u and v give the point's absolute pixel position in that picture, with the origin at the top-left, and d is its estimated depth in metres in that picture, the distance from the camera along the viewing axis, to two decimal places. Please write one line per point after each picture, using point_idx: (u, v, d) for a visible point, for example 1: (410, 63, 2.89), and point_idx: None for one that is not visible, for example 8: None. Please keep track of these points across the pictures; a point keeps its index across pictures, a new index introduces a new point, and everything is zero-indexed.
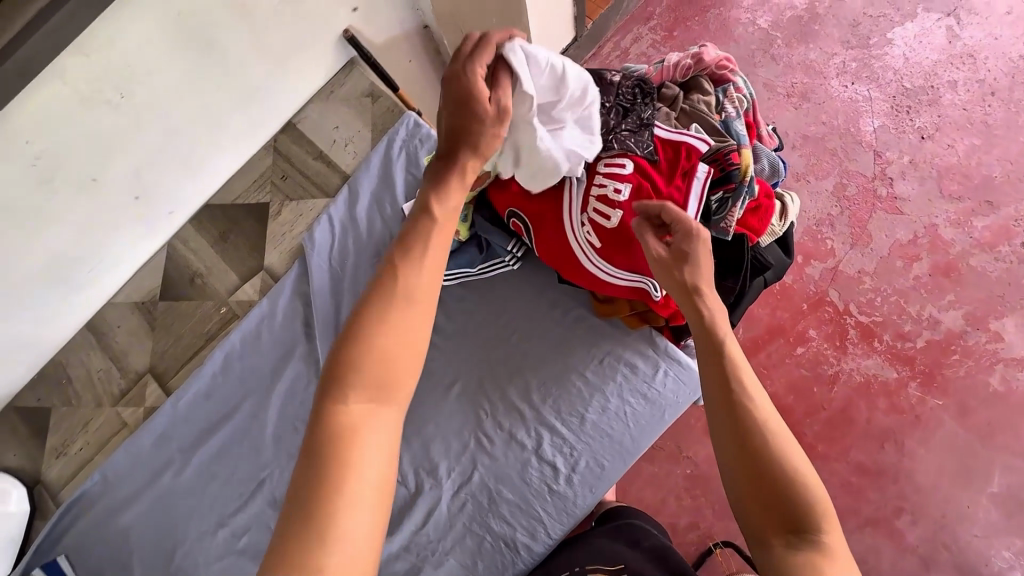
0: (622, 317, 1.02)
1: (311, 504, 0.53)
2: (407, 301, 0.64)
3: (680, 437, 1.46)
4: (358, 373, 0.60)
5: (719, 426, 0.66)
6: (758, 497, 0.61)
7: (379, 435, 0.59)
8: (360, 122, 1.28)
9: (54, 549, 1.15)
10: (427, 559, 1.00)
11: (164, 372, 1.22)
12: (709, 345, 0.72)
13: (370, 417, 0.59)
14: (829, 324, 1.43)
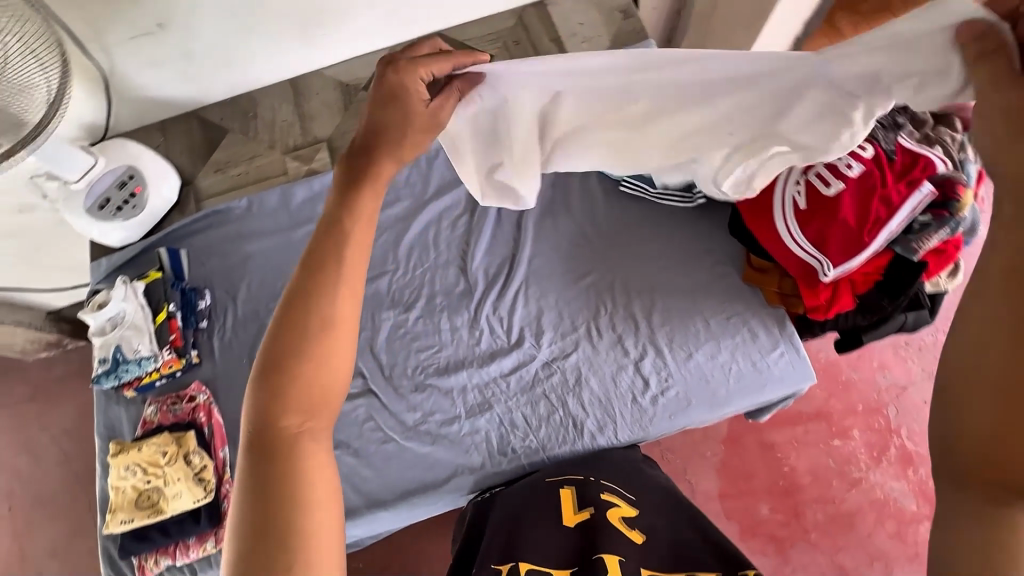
0: (765, 289, 1.09)
1: (267, 517, 0.51)
2: (320, 330, 0.58)
3: (692, 460, 1.55)
4: (288, 399, 0.56)
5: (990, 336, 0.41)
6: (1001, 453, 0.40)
7: (318, 465, 0.55)
8: (605, 30, 1.34)
9: (181, 243, 1.25)
10: (497, 402, 1.07)
11: (338, 148, 1.32)
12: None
13: (308, 423, 0.56)
14: (876, 433, 1.54)
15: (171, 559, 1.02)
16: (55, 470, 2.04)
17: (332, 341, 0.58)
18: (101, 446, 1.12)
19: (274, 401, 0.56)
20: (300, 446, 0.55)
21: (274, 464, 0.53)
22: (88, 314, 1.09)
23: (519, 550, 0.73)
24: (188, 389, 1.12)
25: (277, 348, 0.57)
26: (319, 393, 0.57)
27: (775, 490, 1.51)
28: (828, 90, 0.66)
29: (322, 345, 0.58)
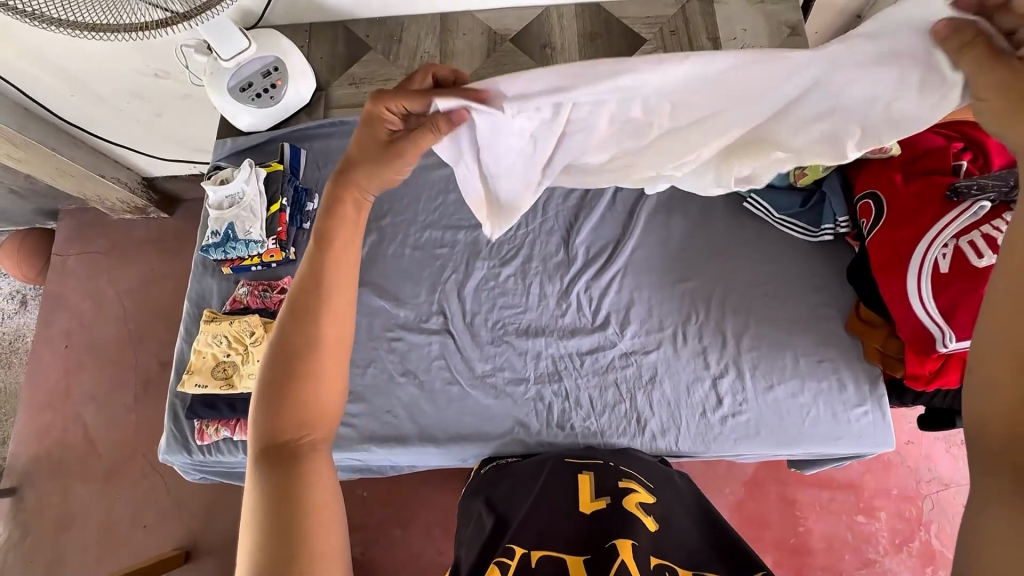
0: (866, 343, 1.04)
1: (272, 522, 0.54)
2: (322, 351, 0.61)
3: (713, 491, 1.53)
4: (289, 418, 0.59)
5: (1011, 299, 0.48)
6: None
7: (321, 478, 0.58)
8: (767, 41, 1.28)
9: (302, 144, 1.28)
10: (568, 377, 1.08)
11: None
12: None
13: (307, 439, 0.60)
14: (905, 522, 1.48)
15: (230, 431, 1.07)
16: (112, 323, 2.16)
17: (330, 364, 0.62)
18: (190, 311, 1.17)
19: (281, 419, 0.59)
20: (305, 458, 0.58)
21: (276, 473, 0.57)
22: (210, 186, 1.14)
23: (531, 535, 0.74)
24: (280, 281, 1.16)
25: (280, 366, 0.60)
26: (321, 411, 0.61)
27: (784, 547, 1.48)
28: (834, 106, 0.66)
29: (326, 360, 0.61)
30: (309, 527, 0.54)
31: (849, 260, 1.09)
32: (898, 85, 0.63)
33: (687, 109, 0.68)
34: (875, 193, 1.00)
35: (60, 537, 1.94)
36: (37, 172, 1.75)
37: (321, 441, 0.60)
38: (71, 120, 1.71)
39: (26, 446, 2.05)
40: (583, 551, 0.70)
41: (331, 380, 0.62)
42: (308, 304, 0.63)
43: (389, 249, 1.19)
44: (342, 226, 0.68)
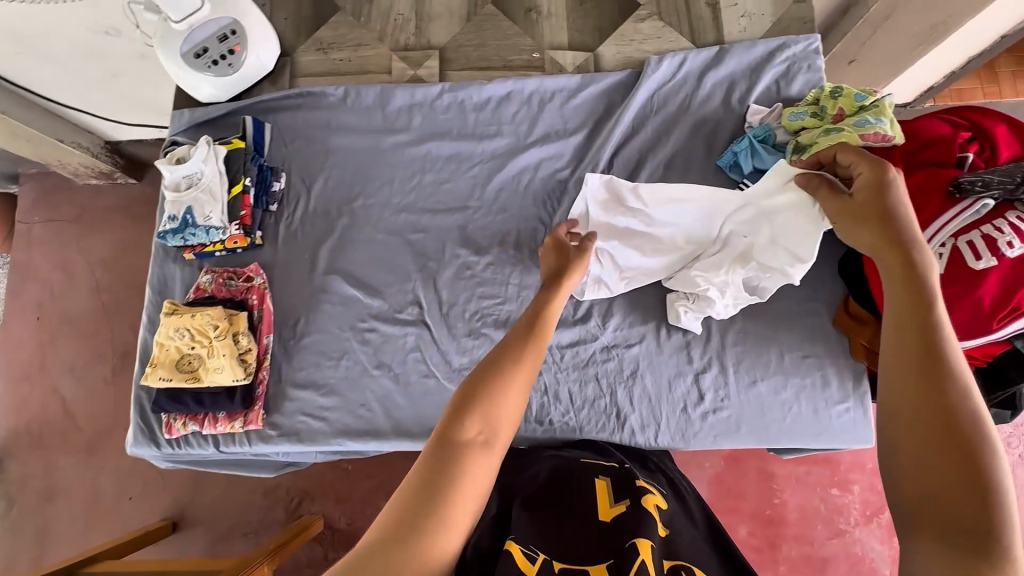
0: (852, 340, 1.01)
1: (432, 504, 0.54)
2: (512, 372, 0.67)
3: (692, 468, 1.55)
4: (474, 412, 0.62)
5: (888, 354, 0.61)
6: (929, 428, 0.53)
7: (473, 480, 0.57)
8: (771, 8, 1.18)
9: (265, 117, 1.19)
10: (546, 371, 1.05)
11: (451, 60, 1.20)
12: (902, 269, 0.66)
13: (483, 448, 0.60)
14: (876, 497, 1.51)
15: (198, 426, 1.04)
16: (84, 294, 2.09)
17: (511, 391, 0.65)
18: (152, 298, 1.11)
19: (459, 415, 0.61)
20: (468, 451, 0.59)
21: (445, 451, 0.58)
22: (165, 165, 1.05)
23: (551, 539, 0.70)
24: (246, 269, 1.10)
25: (482, 373, 0.67)
26: (499, 420, 0.62)
27: (759, 517, 1.52)
28: (758, 218, 1.00)
29: (513, 391, 0.66)
30: (445, 513, 0.54)
31: (842, 252, 1.04)
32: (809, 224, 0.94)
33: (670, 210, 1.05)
34: None
35: (47, 508, 1.94)
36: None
37: (491, 448, 0.60)
38: (20, 83, 1.58)
39: (5, 418, 2.02)
40: (605, 558, 0.66)
41: (511, 409, 0.64)
42: (521, 340, 0.73)
43: (362, 233, 1.12)
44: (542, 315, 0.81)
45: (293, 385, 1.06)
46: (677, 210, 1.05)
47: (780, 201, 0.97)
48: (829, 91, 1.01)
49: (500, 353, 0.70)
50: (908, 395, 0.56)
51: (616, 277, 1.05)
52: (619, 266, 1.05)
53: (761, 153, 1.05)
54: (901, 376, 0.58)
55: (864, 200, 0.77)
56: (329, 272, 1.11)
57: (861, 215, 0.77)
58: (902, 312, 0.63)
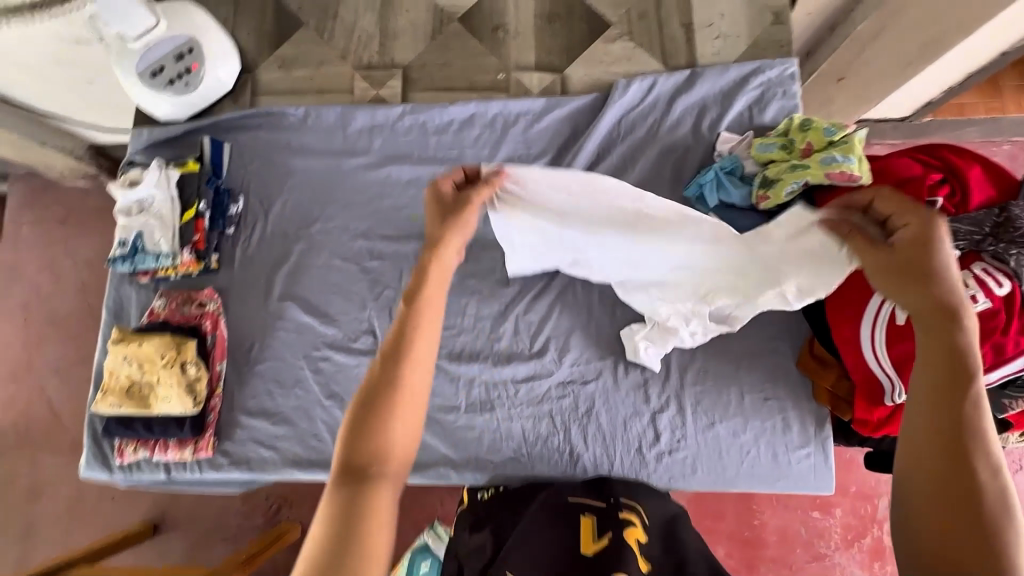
0: (816, 382, 0.98)
1: (354, 533, 0.53)
2: (396, 402, 0.62)
3: None
4: (363, 452, 0.59)
5: (914, 423, 0.60)
6: (967, 518, 0.53)
7: (381, 509, 0.56)
8: (747, 30, 1.13)
9: (225, 137, 1.16)
10: (499, 406, 1.03)
11: (414, 80, 1.17)
12: (942, 325, 0.62)
13: (374, 470, 0.58)
14: None
15: (148, 453, 1.03)
16: (70, 296, 2.10)
17: (404, 410, 0.62)
18: (108, 321, 1.10)
19: (351, 446, 0.59)
20: (365, 481, 0.57)
21: (342, 487, 0.56)
22: (117, 189, 1.04)
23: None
24: (200, 294, 1.09)
25: (369, 391, 0.62)
26: (386, 449, 0.59)
27: (737, 540, 1.43)
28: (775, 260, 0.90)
29: (403, 416, 0.62)
30: (357, 566, 0.51)
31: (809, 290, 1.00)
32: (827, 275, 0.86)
33: (602, 202, 0.92)
34: None
35: (32, 508, 1.97)
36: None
37: (385, 480, 0.58)
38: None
39: None
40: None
41: (409, 419, 0.62)
42: (400, 339, 0.66)
43: (318, 258, 1.11)
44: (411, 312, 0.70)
45: (245, 412, 1.05)
46: (599, 252, 0.97)
47: (803, 243, 0.87)
48: (798, 124, 0.98)
49: (382, 365, 0.65)
50: (939, 471, 0.56)
51: (568, 263, 1.01)
52: (545, 258, 1.01)
53: (727, 186, 1.01)
54: (928, 439, 0.58)
55: (903, 248, 0.68)
56: (285, 298, 1.09)
57: (910, 269, 0.67)
58: (941, 365, 0.61)
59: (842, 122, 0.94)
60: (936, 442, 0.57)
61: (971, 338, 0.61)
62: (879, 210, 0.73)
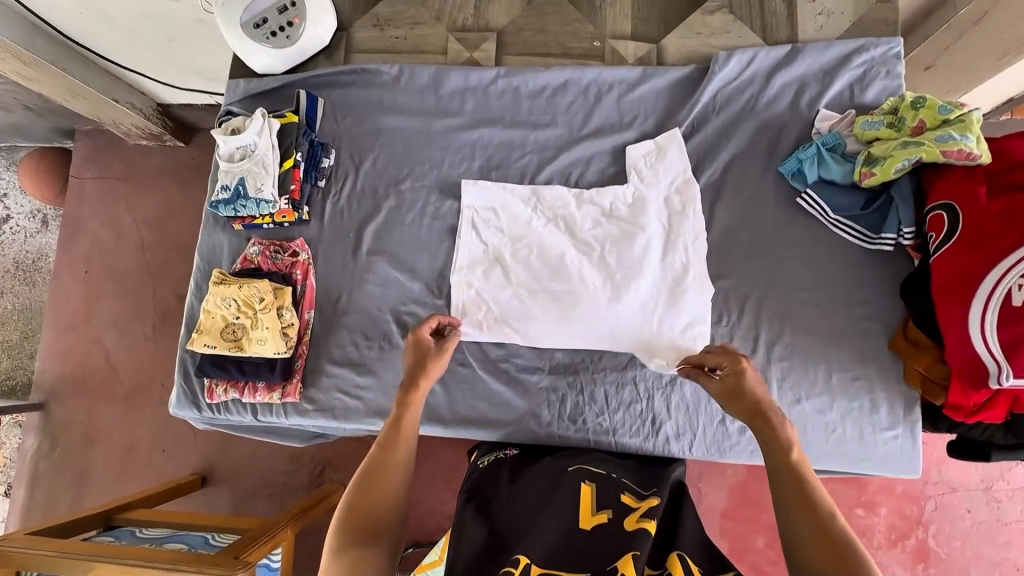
0: (908, 364, 0.97)
1: (365, 560, 0.70)
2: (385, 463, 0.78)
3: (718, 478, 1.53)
4: (369, 495, 0.75)
5: (783, 481, 0.71)
6: (813, 536, 0.65)
7: (366, 572, 0.69)
8: (851, 7, 1.12)
9: (319, 92, 1.18)
10: (582, 370, 1.04)
11: (508, 44, 1.18)
12: (762, 415, 0.76)
13: (375, 531, 0.73)
14: None
15: (238, 394, 1.06)
16: (130, 251, 2.16)
17: (392, 471, 0.78)
18: (202, 266, 1.13)
19: (357, 488, 0.76)
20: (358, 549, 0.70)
21: (350, 518, 0.73)
22: (220, 136, 1.06)
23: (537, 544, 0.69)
24: (292, 243, 1.11)
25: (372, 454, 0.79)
26: (370, 518, 0.73)
27: None
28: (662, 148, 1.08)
29: (387, 480, 0.77)
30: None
31: (906, 274, 0.99)
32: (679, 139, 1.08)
33: None
34: (950, 205, 0.88)
35: (86, 453, 2.04)
36: (53, 94, 1.67)
37: (377, 543, 0.72)
38: (82, 42, 1.61)
39: (52, 365, 2.11)
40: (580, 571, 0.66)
41: (390, 485, 0.76)
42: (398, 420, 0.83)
43: (407, 215, 1.12)
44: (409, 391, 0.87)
45: (330, 362, 1.08)
46: None
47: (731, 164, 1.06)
48: (910, 101, 0.95)
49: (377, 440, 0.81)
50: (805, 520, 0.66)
51: None
52: None
53: (828, 162, 1.00)
54: (801, 509, 0.68)
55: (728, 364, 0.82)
56: (373, 253, 1.11)
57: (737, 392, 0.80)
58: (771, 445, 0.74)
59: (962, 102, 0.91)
60: (823, 536, 0.65)
61: (789, 435, 0.74)
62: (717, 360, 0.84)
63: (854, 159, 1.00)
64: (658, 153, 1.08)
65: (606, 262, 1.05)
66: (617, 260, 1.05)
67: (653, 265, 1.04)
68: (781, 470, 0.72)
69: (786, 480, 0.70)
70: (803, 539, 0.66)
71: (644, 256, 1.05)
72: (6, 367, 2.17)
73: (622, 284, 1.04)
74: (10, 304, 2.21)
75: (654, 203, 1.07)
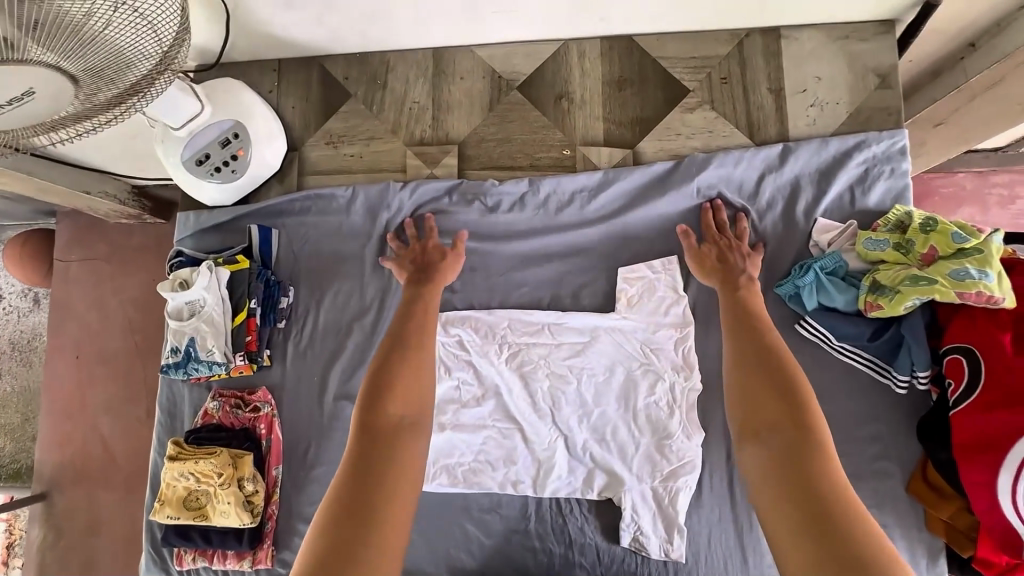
0: (930, 511, 0.87)
1: (397, 458, 0.70)
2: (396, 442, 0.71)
3: None
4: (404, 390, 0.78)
5: (747, 355, 0.80)
6: (778, 393, 0.74)
7: (411, 459, 0.71)
8: (847, 95, 1.00)
9: (274, 221, 1.10)
10: (568, 521, 0.98)
11: (470, 157, 1.08)
12: (744, 316, 0.86)
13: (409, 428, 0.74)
14: None
15: (207, 562, 1.00)
16: (117, 332, 2.12)
17: (420, 378, 0.81)
18: (163, 420, 1.07)
19: (380, 410, 0.74)
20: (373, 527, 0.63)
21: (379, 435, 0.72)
22: (167, 292, 0.98)
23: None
24: (254, 396, 1.04)
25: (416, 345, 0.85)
26: (415, 390, 0.79)
27: None
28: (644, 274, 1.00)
29: (418, 372, 0.81)
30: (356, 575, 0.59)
31: (925, 412, 0.89)
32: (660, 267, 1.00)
33: None
34: (972, 350, 0.78)
35: (89, 542, 2.02)
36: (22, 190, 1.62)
37: (416, 433, 0.74)
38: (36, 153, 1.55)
39: (50, 453, 2.09)
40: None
41: (415, 373, 0.81)
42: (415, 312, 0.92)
43: (374, 352, 1.04)
44: (422, 305, 0.94)
45: (302, 520, 1.01)
46: None
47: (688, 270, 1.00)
48: (919, 223, 0.85)
49: (422, 338, 0.86)
50: (775, 396, 0.74)
51: None
52: None
53: (830, 287, 0.89)
54: (763, 397, 0.75)
55: (710, 258, 0.95)
56: (340, 398, 1.04)
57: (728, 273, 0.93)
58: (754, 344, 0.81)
59: (975, 226, 0.81)
60: (779, 422, 0.71)
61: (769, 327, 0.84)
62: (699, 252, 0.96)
63: (858, 282, 0.90)
64: (653, 285, 0.99)
65: (586, 402, 0.99)
66: (596, 396, 0.99)
67: (630, 405, 0.98)
68: (770, 371, 0.77)
69: (754, 373, 0.78)
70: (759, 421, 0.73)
71: (628, 392, 0.98)
72: (11, 451, 2.19)
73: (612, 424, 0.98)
74: (8, 387, 2.22)
75: (631, 338, 0.99)
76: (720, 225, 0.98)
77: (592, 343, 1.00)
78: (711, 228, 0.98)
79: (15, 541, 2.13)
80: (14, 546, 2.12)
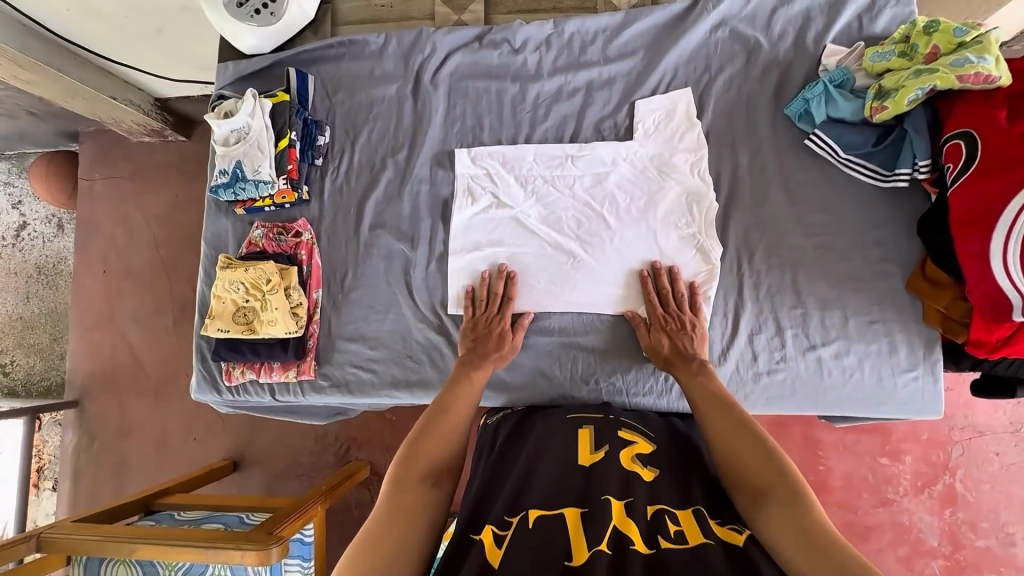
0: (928, 304, 0.94)
1: (419, 460, 0.78)
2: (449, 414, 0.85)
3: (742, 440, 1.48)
4: (425, 427, 0.83)
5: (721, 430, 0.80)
6: (746, 443, 0.77)
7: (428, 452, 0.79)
8: None
9: (309, 68, 1.16)
10: (592, 332, 1.05)
11: (496, 3, 1.16)
12: (701, 395, 0.86)
13: (426, 443, 0.80)
14: (942, 488, 1.38)
15: (255, 374, 1.09)
16: (138, 245, 1.92)
17: (453, 407, 0.86)
18: (208, 253, 1.14)
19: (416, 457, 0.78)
20: (420, 486, 0.75)
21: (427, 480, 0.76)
22: (214, 120, 1.06)
23: (530, 496, 0.72)
24: (295, 224, 1.11)
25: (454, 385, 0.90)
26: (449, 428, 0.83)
27: None
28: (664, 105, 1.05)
29: (461, 403, 0.87)
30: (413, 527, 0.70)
31: (924, 210, 0.96)
32: (675, 101, 1.05)
33: None
34: (969, 133, 0.84)
35: (120, 445, 1.86)
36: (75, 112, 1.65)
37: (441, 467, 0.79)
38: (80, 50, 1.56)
39: (80, 362, 1.91)
40: (581, 505, 0.70)
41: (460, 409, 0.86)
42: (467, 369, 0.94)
43: (407, 184, 1.11)
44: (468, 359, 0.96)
45: (341, 338, 1.09)
46: None
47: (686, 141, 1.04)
48: (923, 26, 0.90)
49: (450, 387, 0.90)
50: (744, 445, 0.77)
51: None
52: None
53: (838, 97, 0.96)
54: (743, 447, 0.76)
55: (655, 327, 0.99)
56: (375, 228, 1.10)
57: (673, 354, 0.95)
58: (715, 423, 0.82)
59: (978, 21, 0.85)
60: (770, 469, 0.73)
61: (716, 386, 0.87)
62: (653, 336, 0.98)
63: (865, 94, 0.96)
64: (668, 113, 1.05)
65: (609, 223, 1.05)
66: (617, 218, 1.05)
67: (622, 228, 1.04)
68: (714, 411, 0.83)
69: (727, 429, 0.80)
70: (746, 463, 0.75)
71: (647, 211, 1.04)
72: (38, 370, 1.98)
73: (632, 241, 1.04)
74: (33, 311, 2.00)
75: (648, 162, 1.05)
76: (664, 296, 0.99)
77: (614, 170, 1.06)
78: (653, 301, 0.99)
79: (45, 466, 1.93)
80: (44, 469, 1.91)
